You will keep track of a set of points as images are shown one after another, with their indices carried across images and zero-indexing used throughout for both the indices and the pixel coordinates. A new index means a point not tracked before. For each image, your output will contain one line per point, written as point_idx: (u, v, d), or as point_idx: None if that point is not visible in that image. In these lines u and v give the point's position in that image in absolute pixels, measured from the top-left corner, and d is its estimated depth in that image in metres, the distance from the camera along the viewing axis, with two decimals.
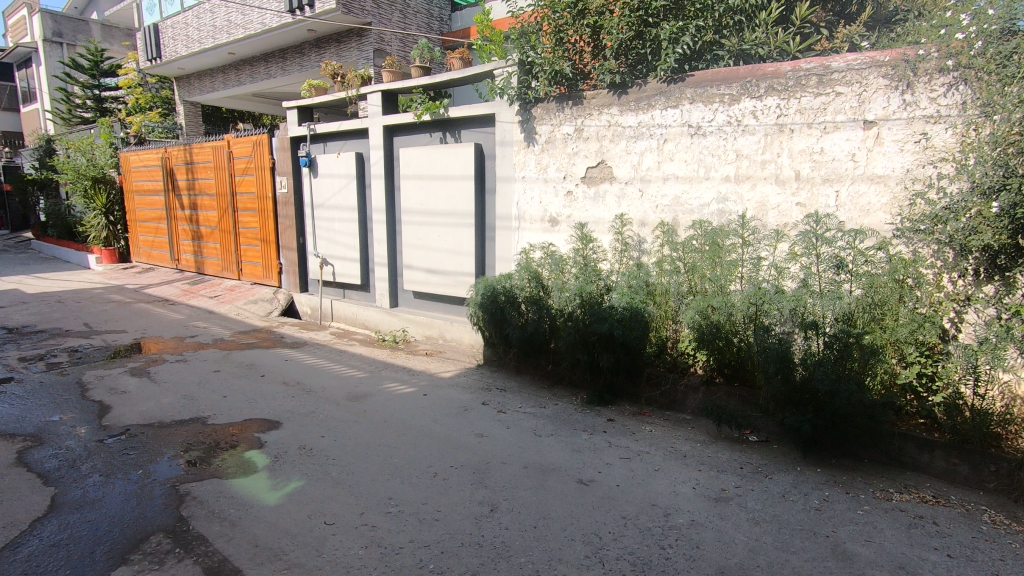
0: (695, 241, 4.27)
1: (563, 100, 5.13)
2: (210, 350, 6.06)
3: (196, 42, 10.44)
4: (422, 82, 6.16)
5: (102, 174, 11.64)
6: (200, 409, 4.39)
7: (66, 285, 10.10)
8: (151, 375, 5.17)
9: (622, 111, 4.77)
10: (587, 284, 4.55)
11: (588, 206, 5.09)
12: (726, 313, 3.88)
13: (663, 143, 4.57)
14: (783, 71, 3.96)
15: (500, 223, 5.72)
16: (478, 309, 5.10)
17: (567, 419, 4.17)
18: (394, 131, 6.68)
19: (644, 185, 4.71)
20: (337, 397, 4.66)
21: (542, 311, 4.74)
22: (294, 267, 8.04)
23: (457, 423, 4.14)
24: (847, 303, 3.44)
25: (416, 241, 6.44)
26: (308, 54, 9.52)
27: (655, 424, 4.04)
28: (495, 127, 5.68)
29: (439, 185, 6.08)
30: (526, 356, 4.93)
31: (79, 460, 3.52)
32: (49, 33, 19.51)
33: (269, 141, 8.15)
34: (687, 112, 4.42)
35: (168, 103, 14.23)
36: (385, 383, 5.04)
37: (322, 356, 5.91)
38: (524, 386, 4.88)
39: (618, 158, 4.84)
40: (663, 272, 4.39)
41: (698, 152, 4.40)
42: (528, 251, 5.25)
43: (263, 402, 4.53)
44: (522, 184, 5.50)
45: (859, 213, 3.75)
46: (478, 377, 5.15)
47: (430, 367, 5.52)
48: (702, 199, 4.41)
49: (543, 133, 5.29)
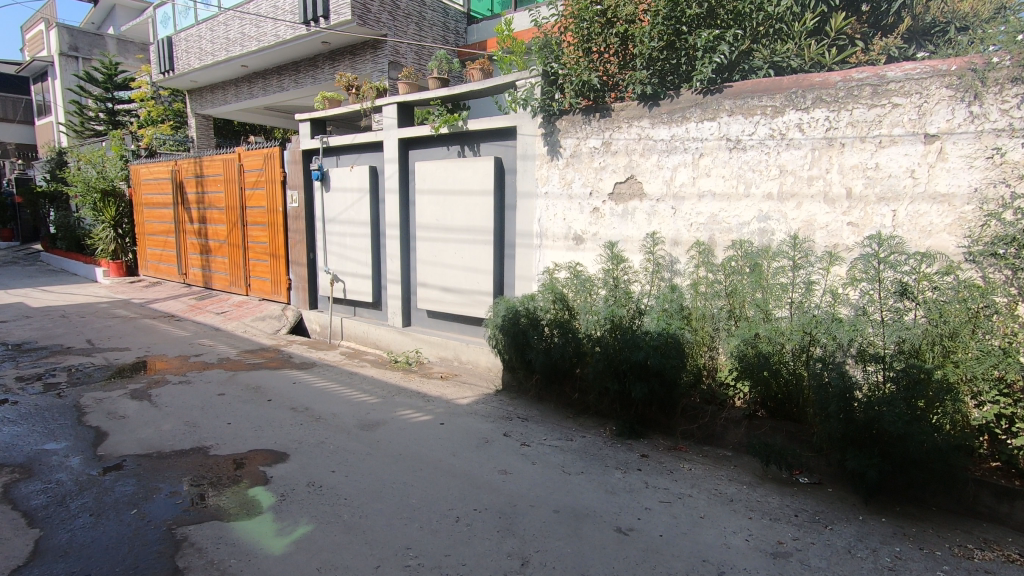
0: (735, 263, 3.97)
1: (589, 113, 4.88)
2: (215, 371, 5.78)
3: (209, 55, 10.35)
4: (440, 94, 5.94)
5: (111, 186, 11.52)
6: (202, 437, 4.09)
7: (72, 299, 9.89)
8: (152, 399, 4.89)
9: (654, 124, 4.50)
10: (617, 307, 4.25)
11: (615, 223, 4.80)
12: (775, 342, 3.56)
13: (698, 158, 4.30)
14: (832, 81, 3.69)
15: (520, 241, 5.44)
16: (498, 332, 4.80)
17: (597, 454, 3.85)
18: (410, 145, 6.46)
19: (678, 202, 4.42)
20: (348, 425, 4.36)
21: (569, 335, 4.42)
22: (304, 283, 7.80)
23: (478, 457, 3.82)
24: (915, 335, 3.10)
25: (431, 258, 6.18)
26: (322, 67, 9.37)
27: (694, 462, 3.70)
28: (516, 140, 5.43)
29: (457, 200, 5.82)
30: (549, 382, 4.60)
31: (68, 497, 3.23)
32: (65, 47, 19.70)
33: (281, 153, 7.96)
34: (726, 126, 4.15)
35: (179, 116, 14.05)
36: (398, 409, 4.74)
37: (331, 379, 5.61)
38: (547, 416, 4.55)
39: (648, 173, 4.57)
40: (700, 295, 4.09)
41: (738, 167, 4.12)
42: (552, 271, 4.95)
43: (270, 431, 4.23)
44: (544, 201, 5.24)
45: (919, 234, 3.44)
46: (497, 404, 4.83)
47: (445, 392, 5.19)
48: (742, 218, 4.12)
49: (568, 147, 5.03)
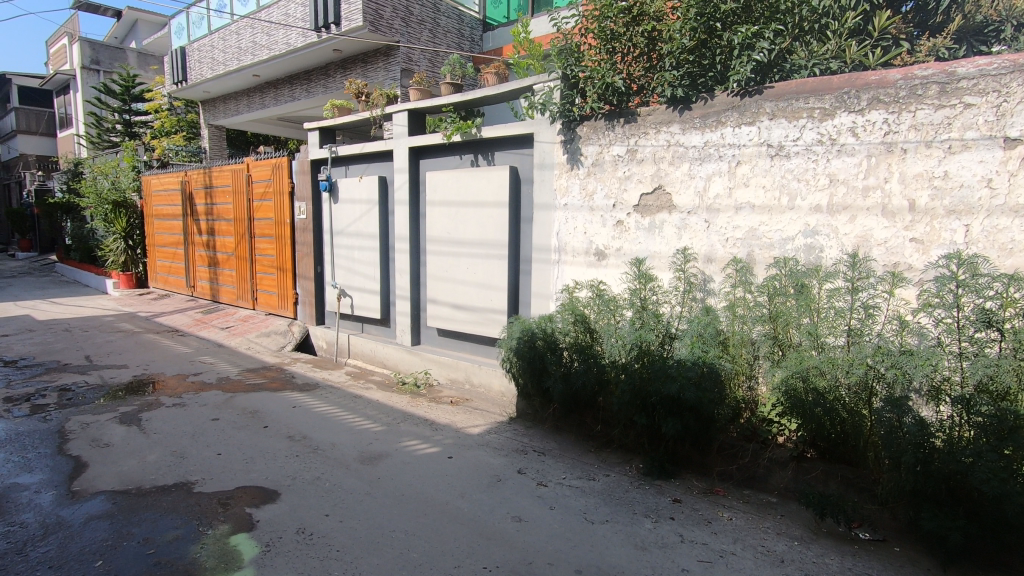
0: (778, 284, 3.53)
1: (613, 118, 4.49)
2: (212, 392, 5.44)
3: (221, 64, 10.21)
4: (453, 100, 5.61)
5: (123, 198, 11.42)
6: (188, 471, 3.74)
7: (79, 311, 9.71)
8: (141, 424, 4.56)
9: (686, 129, 4.11)
10: (645, 331, 3.82)
11: (641, 237, 4.39)
12: (832, 375, 3.09)
13: (735, 166, 3.89)
14: (891, 79, 3.27)
15: (537, 256, 5.05)
16: (512, 355, 4.40)
17: (623, 498, 3.41)
18: (421, 154, 6.13)
19: (712, 215, 4.01)
20: (348, 458, 3.98)
21: (591, 361, 3.98)
22: (311, 298, 7.49)
23: (490, 500, 3.41)
24: (1006, 374, 2.61)
25: (442, 273, 5.82)
26: (334, 75, 9.14)
27: (735, 510, 3.25)
28: (534, 148, 5.06)
29: (470, 212, 5.47)
30: (568, 413, 4.19)
31: (29, 544, 2.88)
32: (86, 61, 19.94)
33: (289, 163, 7.71)
34: (766, 130, 3.74)
35: (192, 128, 13.94)
36: (403, 440, 4.35)
37: (334, 402, 5.24)
38: (566, 450, 4.11)
39: (678, 183, 4.16)
40: (739, 319, 3.66)
41: (780, 176, 3.70)
42: (572, 289, 4.54)
43: (262, 464, 3.86)
44: (564, 213, 4.86)
45: (998, 252, 2.99)
46: (511, 434, 4.42)
47: (455, 420, 4.78)
48: (785, 232, 3.69)
49: (590, 155, 4.65)
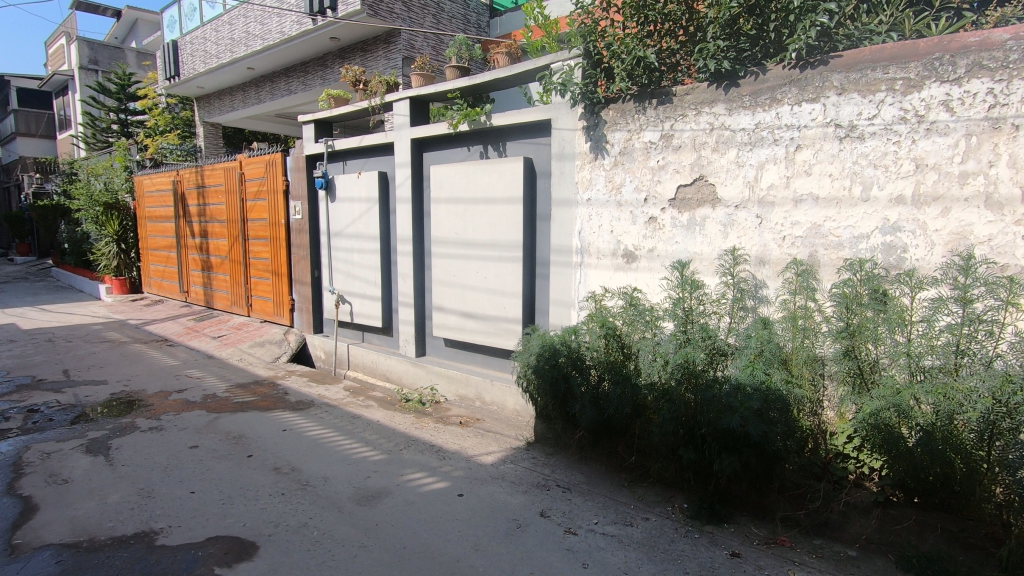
0: (852, 291, 2.94)
1: (644, 99, 3.90)
2: (195, 413, 4.89)
3: (214, 58, 9.72)
4: (459, 84, 5.03)
5: (115, 199, 10.93)
6: (153, 516, 3.18)
7: (67, 319, 9.21)
8: (110, 454, 4.02)
9: (732, 109, 3.51)
10: (691, 347, 3.23)
11: (678, 236, 3.79)
12: (942, 410, 2.51)
13: (794, 151, 3.29)
14: (998, 40, 2.67)
15: (557, 259, 4.47)
16: (530, 373, 3.82)
17: (670, 552, 2.82)
18: (425, 146, 5.56)
19: (764, 209, 3.42)
20: (341, 497, 3.41)
21: (625, 383, 3.39)
22: (308, 304, 6.94)
23: (509, 556, 2.82)
24: None
25: (450, 278, 5.25)
26: (331, 65, 8.57)
27: (809, 569, 2.64)
28: (551, 136, 4.48)
29: (480, 209, 4.90)
30: (597, 440, 3.61)
31: None
32: (85, 61, 19.57)
33: (283, 160, 7.15)
34: (834, 107, 3.14)
35: (188, 126, 13.45)
36: (406, 472, 3.78)
37: (329, 424, 4.68)
38: (596, 484, 3.52)
39: (723, 173, 3.56)
40: (803, 333, 3.09)
41: (852, 162, 3.11)
42: (600, 297, 3.96)
43: (241, 506, 3.30)
44: (587, 209, 4.27)
45: None
46: (530, 464, 3.84)
47: (465, 446, 4.20)
48: (858, 229, 3.10)
49: (617, 142, 4.06)
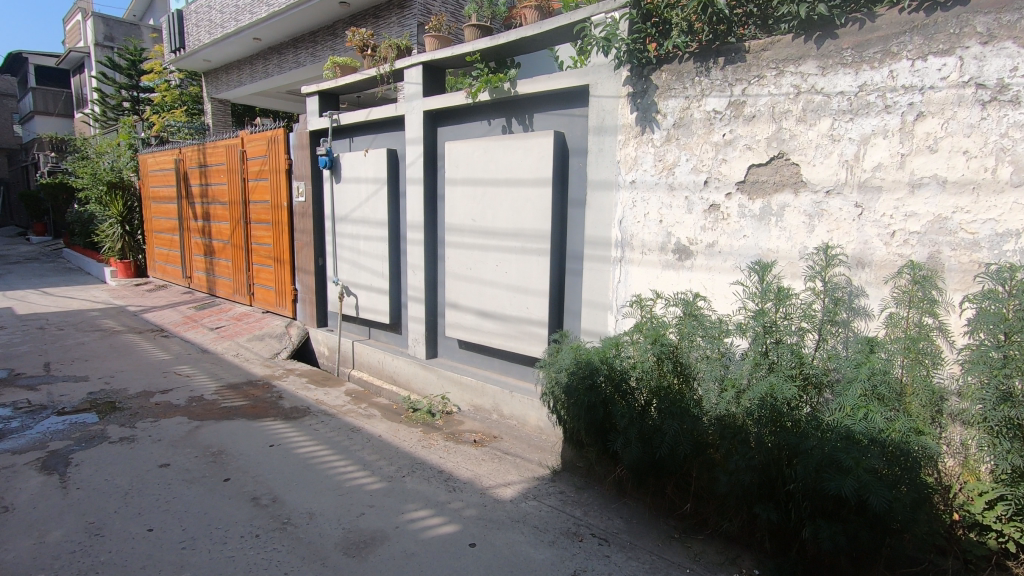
0: (999, 309, 2.19)
1: (705, 58, 3.14)
2: (175, 420, 4.31)
3: (221, 28, 9.18)
4: (479, 46, 4.30)
5: (119, 178, 10.46)
6: (94, 564, 2.58)
7: (65, 304, 8.76)
8: (67, 473, 3.44)
9: (827, 67, 2.74)
10: (775, 376, 2.50)
11: (748, 228, 3.05)
12: None
13: (914, 121, 2.52)
14: None
15: (592, 252, 3.78)
16: (561, 394, 3.13)
17: None
18: (439, 119, 4.85)
19: (866, 196, 2.66)
20: (326, 544, 2.77)
21: (683, 417, 2.68)
22: (311, 295, 6.33)
23: None
24: None
25: (465, 271, 4.57)
26: (341, 34, 7.89)
27: None
28: (588, 106, 3.74)
29: (501, 193, 4.20)
30: (642, 479, 2.92)
31: None
32: (100, 37, 19.23)
33: (286, 136, 6.53)
34: (976, 61, 2.36)
35: (196, 103, 12.92)
36: (408, 507, 3.14)
37: (324, 438, 4.07)
38: (639, 535, 2.84)
39: (811, 150, 2.81)
40: (929, 361, 2.35)
41: (999, 135, 2.33)
42: (647, 303, 3.24)
43: (202, 552, 2.69)
44: (630, 193, 3.55)
45: None
46: (557, 502, 3.17)
47: (478, 473, 3.55)
48: (1005, 223, 2.33)
49: (670, 112, 3.32)
